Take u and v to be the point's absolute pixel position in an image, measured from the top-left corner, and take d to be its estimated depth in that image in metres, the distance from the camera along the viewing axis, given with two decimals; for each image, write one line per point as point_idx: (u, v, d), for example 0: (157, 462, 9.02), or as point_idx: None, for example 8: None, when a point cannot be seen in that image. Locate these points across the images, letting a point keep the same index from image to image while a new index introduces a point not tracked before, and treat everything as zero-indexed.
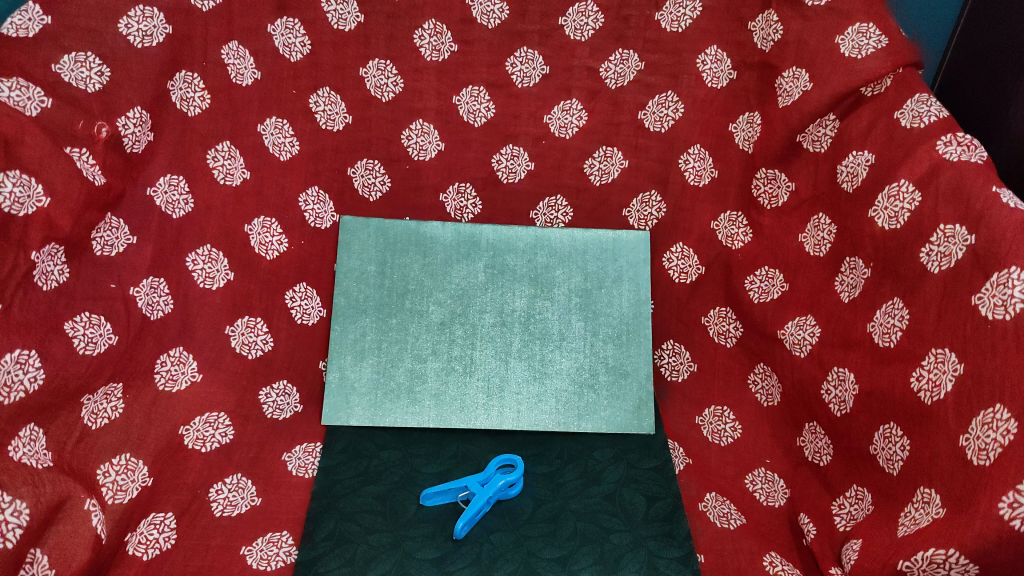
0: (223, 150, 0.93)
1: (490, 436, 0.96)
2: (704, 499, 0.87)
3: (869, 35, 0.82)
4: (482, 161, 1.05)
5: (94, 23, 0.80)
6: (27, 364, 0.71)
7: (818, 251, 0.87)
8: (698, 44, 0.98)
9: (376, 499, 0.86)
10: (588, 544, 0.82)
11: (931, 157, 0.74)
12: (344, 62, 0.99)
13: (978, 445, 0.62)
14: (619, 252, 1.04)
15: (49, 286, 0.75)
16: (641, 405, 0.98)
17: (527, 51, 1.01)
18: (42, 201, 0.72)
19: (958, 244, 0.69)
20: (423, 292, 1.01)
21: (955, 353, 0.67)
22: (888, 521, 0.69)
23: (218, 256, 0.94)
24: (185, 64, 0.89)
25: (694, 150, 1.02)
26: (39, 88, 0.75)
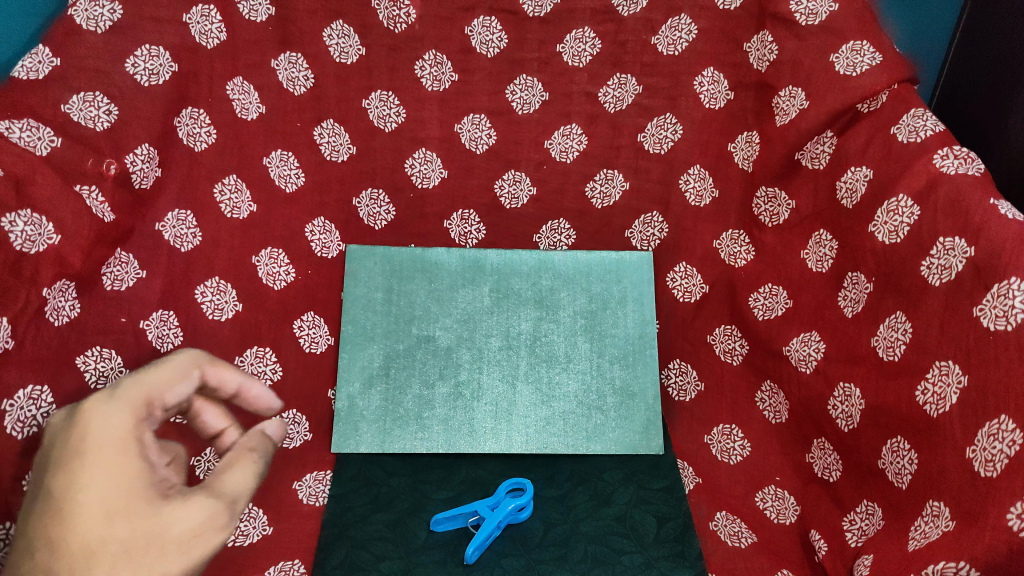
0: (230, 184, 0.94)
1: (500, 460, 0.97)
2: (715, 518, 0.87)
3: (863, 53, 0.83)
4: (484, 188, 1.07)
5: (103, 64, 0.81)
6: (41, 400, 0.70)
7: (821, 267, 0.87)
8: (694, 67, 1.00)
9: (388, 526, 0.86)
10: (600, 567, 0.83)
11: (928, 171, 0.74)
12: (347, 95, 1.01)
13: (985, 456, 0.62)
14: (622, 273, 1.05)
15: (61, 321, 0.74)
16: (649, 425, 0.99)
17: (526, 78, 1.03)
18: (52, 239, 0.73)
19: (958, 256, 0.69)
20: (429, 317, 1.02)
21: (959, 365, 0.67)
22: (899, 536, 0.69)
23: (226, 287, 0.93)
24: (191, 101, 0.89)
25: (694, 170, 1.02)
26: (49, 128, 0.75)
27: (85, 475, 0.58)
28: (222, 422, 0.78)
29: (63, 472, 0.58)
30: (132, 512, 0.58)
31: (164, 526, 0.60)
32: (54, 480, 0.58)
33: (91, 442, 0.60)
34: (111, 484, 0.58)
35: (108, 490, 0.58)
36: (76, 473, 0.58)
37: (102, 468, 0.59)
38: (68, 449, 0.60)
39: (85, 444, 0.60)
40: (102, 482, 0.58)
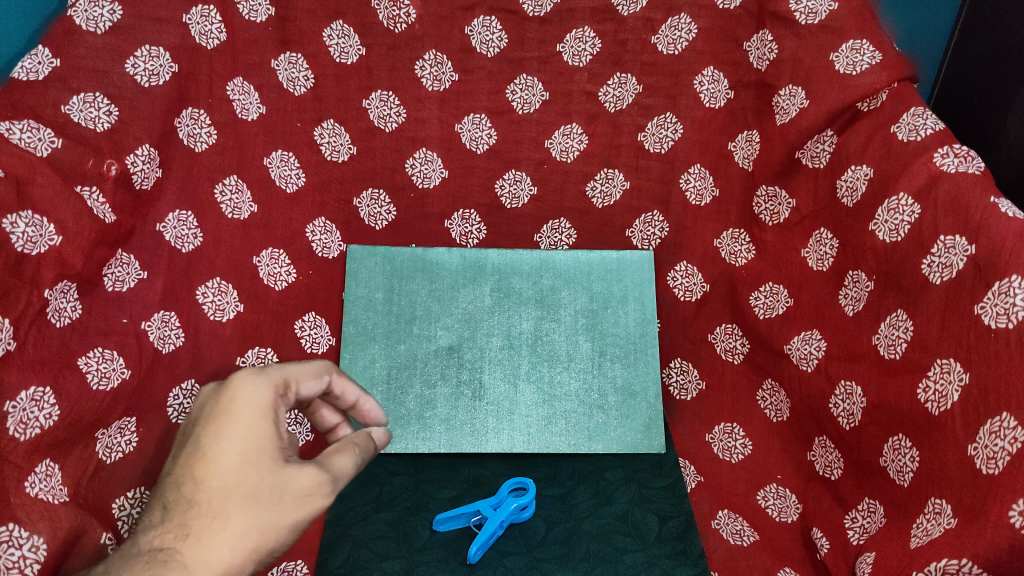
0: (231, 184, 0.93)
1: (501, 459, 0.97)
2: (717, 517, 0.88)
3: (863, 52, 0.84)
4: (485, 187, 1.07)
5: (102, 64, 0.80)
6: (42, 401, 0.69)
7: (821, 266, 0.87)
8: (694, 66, 1.00)
9: (390, 525, 0.87)
10: (602, 565, 0.84)
11: (929, 169, 0.75)
12: (348, 95, 1.01)
13: (987, 453, 0.62)
14: (623, 272, 1.05)
15: (62, 323, 0.73)
16: (650, 424, 0.98)
17: (526, 78, 1.04)
18: (54, 240, 0.72)
19: (958, 254, 0.69)
20: (430, 317, 1.02)
21: (960, 363, 0.67)
22: (901, 533, 0.69)
23: (226, 288, 0.92)
24: (191, 101, 0.88)
25: (694, 169, 1.03)
26: (50, 129, 0.75)
27: (219, 425, 0.57)
28: (338, 419, 0.71)
29: (209, 418, 0.57)
30: (264, 466, 0.56)
31: (293, 485, 0.57)
32: (205, 426, 0.57)
33: (241, 405, 0.57)
34: (242, 432, 0.57)
35: (244, 436, 0.56)
36: (227, 422, 0.57)
37: (246, 421, 0.57)
38: (205, 405, 0.59)
39: (231, 402, 0.57)
40: (238, 432, 0.56)
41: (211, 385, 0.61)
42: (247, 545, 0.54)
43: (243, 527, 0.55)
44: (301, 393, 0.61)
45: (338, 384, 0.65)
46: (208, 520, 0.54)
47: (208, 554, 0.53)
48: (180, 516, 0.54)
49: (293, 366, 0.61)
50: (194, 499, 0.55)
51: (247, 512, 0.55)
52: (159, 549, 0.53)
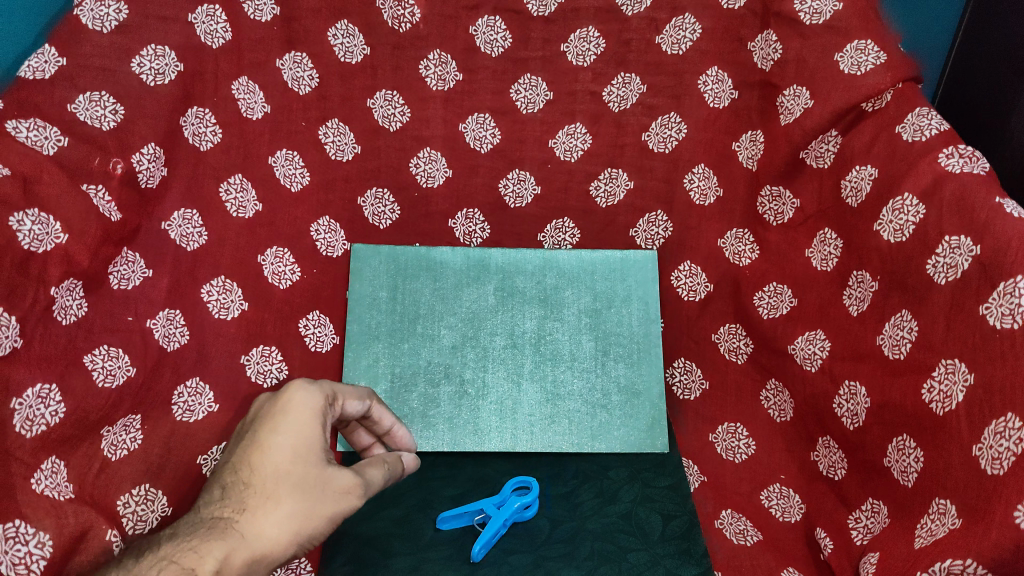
0: (235, 183, 0.93)
1: (505, 458, 0.97)
2: (720, 516, 0.89)
3: (868, 52, 0.84)
4: (489, 186, 1.07)
5: (108, 63, 0.81)
6: (49, 398, 0.70)
7: (825, 266, 0.87)
8: (699, 65, 1.00)
9: (394, 522, 0.87)
10: (606, 564, 0.85)
11: (934, 170, 0.75)
12: (352, 93, 1.02)
13: (992, 454, 0.62)
14: (627, 272, 1.05)
15: (69, 320, 0.74)
16: (654, 424, 0.98)
17: (530, 78, 1.04)
18: (60, 238, 0.72)
19: (964, 254, 0.69)
20: (434, 316, 1.02)
21: (965, 363, 0.67)
22: (905, 533, 0.69)
23: (232, 286, 0.92)
24: (197, 100, 0.89)
25: (698, 169, 1.03)
26: (56, 127, 0.75)
27: (274, 424, 0.66)
28: (371, 439, 0.83)
29: (267, 418, 0.67)
30: (308, 464, 0.65)
31: (332, 484, 0.65)
32: (262, 423, 0.67)
33: (294, 407, 0.67)
34: (292, 432, 0.66)
35: (293, 435, 0.66)
36: (282, 421, 0.67)
37: (298, 422, 0.67)
38: (265, 408, 0.69)
39: (287, 405, 0.67)
40: (289, 433, 0.66)
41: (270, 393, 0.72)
42: (288, 529, 0.63)
43: (285, 513, 0.63)
44: (346, 410, 0.73)
45: (376, 411, 0.78)
46: (256, 503, 0.64)
47: (256, 530, 0.63)
48: (235, 496, 0.64)
49: (347, 388, 0.73)
50: (249, 482, 0.65)
51: (292, 498, 0.64)
52: (218, 519, 0.63)
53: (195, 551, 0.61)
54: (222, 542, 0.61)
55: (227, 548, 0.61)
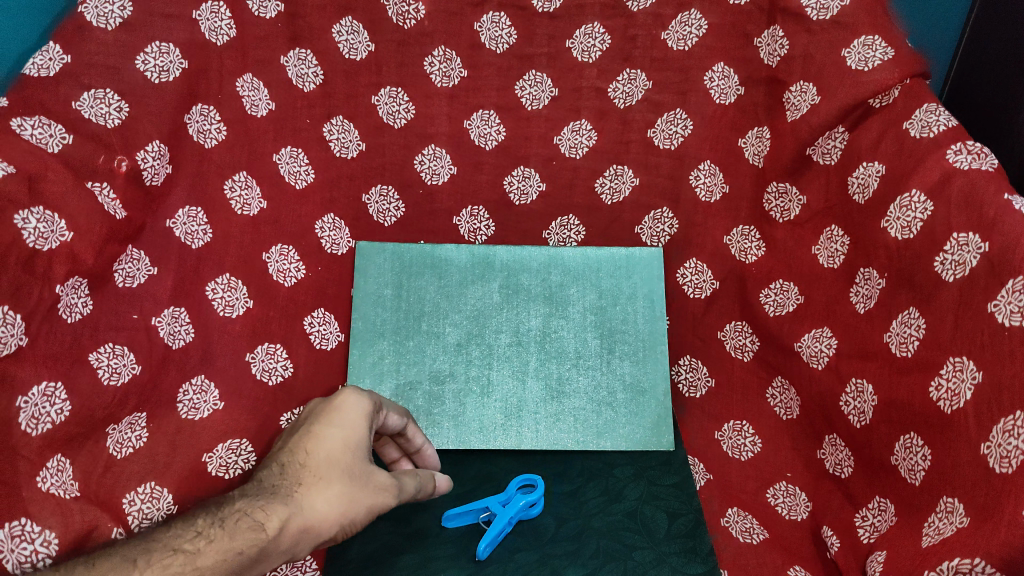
0: (241, 180, 0.93)
1: (510, 456, 0.97)
2: (726, 515, 0.88)
3: (875, 48, 0.83)
4: (494, 184, 1.07)
5: (112, 60, 0.80)
6: (54, 396, 0.70)
7: (832, 263, 0.87)
8: (705, 61, 0.99)
9: (399, 520, 0.87)
10: (611, 562, 0.85)
11: (942, 166, 0.74)
12: (357, 90, 1.02)
13: (1001, 452, 0.62)
14: (633, 269, 1.04)
15: (74, 318, 0.74)
16: (659, 422, 0.98)
17: (536, 74, 1.04)
18: (65, 236, 0.72)
19: (972, 251, 0.69)
20: (439, 314, 1.02)
21: (973, 361, 0.67)
22: (912, 532, 0.69)
23: (237, 284, 0.91)
24: (201, 97, 0.88)
25: (704, 166, 1.02)
26: (61, 126, 0.75)
27: (329, 416, 0.67)
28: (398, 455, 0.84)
29: (322, 410, 0.68)
30: (359, 455, 0.66)
31: (377, 478, 0.66)
32: (318, 414, 0.68)
33: (349, 404, 0.68)
34: (345, 424, 0.67)
35: (348, 426, 0.67)
36: (338, 414, 0.67)
37: (352, 418, 0.68)
38: (317, 406, 0.70)
39: (341, 402, 0.68)
40: (344, 424, 0.67)
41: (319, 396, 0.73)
42: (337, 509, 0.63)
43: (335, 495, 0.63)
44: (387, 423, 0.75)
45: (410, 429, 0.80)
46: (310, 481, 0.64)
47: (308, 506, 0.63)
48: (290, 472, 0.64)
49: (391, 403, 0.75)
50: (303, 463, 0.65)
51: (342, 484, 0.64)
52: (273, 488, 0.64)
53: (255, 515, 0.61)
54: (280, 508, 0.61)
55: (283, 516, 0.61)
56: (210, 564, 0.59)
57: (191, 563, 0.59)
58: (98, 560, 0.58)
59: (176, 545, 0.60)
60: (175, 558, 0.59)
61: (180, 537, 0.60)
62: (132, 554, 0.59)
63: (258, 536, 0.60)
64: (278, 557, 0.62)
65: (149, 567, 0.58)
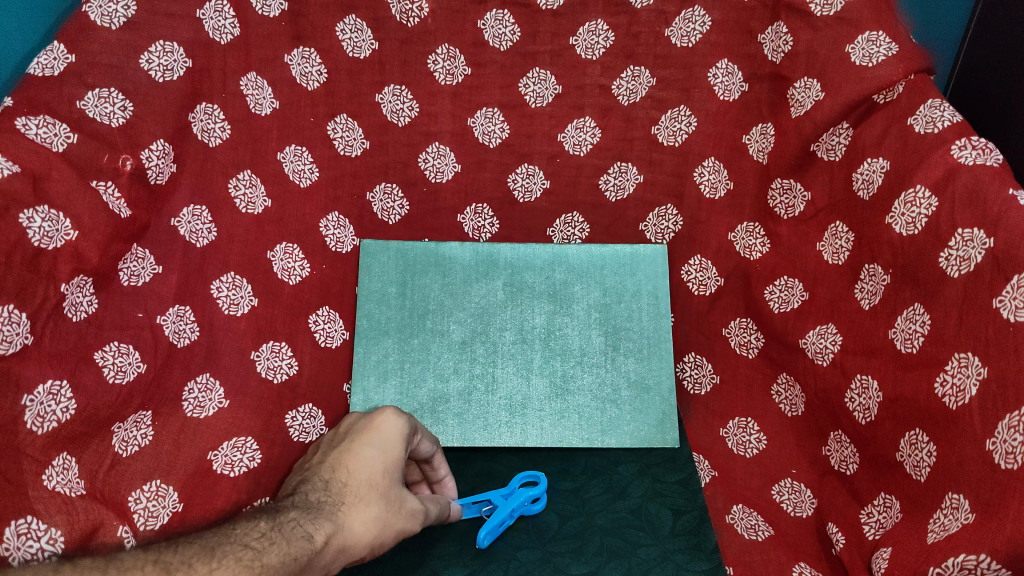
0: (245, 178, 0.93)
1: (514, 453, 0.97)
2: (731, 512, 0.88)
3: (879, 43, 0.83)
4: (498, 181, 1.07)
5: (116, 59, 0.80)
6: (60, 395, 0.70)
7: (837, 259, 0.87)
8: (709, 58, 0.99)
9: None
10: (616, 560, 0.85)
11: (947, 162, 0.74)
12: (361, 89, 1.02)
13: (1006, 448, 0.62)
14: (637, 266, 1.04)
15: (79, 317, 0.74)
16: (663, 419, 0.97)
17: (539, 71, 1.03)
18: (70, 235, 0.72)
19: (977, 247, 0.69)
20: (443, 312, 1.03)
21: (978, 357, 0.66)
22: (918, 528, 0.69)
23: (241, 282, 0.92)
24: (205, 96, 0.89)
25: (708, 162, 1.02)
26: (65, 124, 0.75)
27: (369, 438, 0.71)
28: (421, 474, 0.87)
29: (362, 432, 0.72)
30: (394, 479, 0.69)
31: (407, 502, 0.70)
32: (358, 437, 0.72)
33: (387, 429, 0.72)
34: (385, 447, 0.70)
35: (386, 449, 0.70)
36: (377, 436, 0.71)
37: (388, 441, 0.71)
38: (354, 428, 0.74)
39: (380, 426, 0.72)
40: (382, 448, 0.70)
41: (359, 417, 0.76)
42: (371, 530, 0.66)
43: (371, 515, 0.66)
44: (419, 448, 0.78)
45: (436, 457, 0.83)
46: (351, 500, 0.66)
47: (349, 525, 0.65)
48: (333, 489, 0.67)
49: (425, 431, 0.78)
50: (345, 482, 0.68)
51: (378, 505, 0.67)
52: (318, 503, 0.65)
53: (306, 526, 0.62)
54: (327, 523, 0.64)
55: (328, 531, 0.63)
56: (274, 564, 0.58)
57: (258, 559, 0.57)
58: (179, 546, 0.56)
59: (246, 541, 0.58)
60: (246, 552, 0.57)
61: (248, 535, 0.59)
62: (208, 544, 0.57)
63: (308, 546, 0.61)
64: (318, 570, 0.63)
65: (223, 558, 0.56)
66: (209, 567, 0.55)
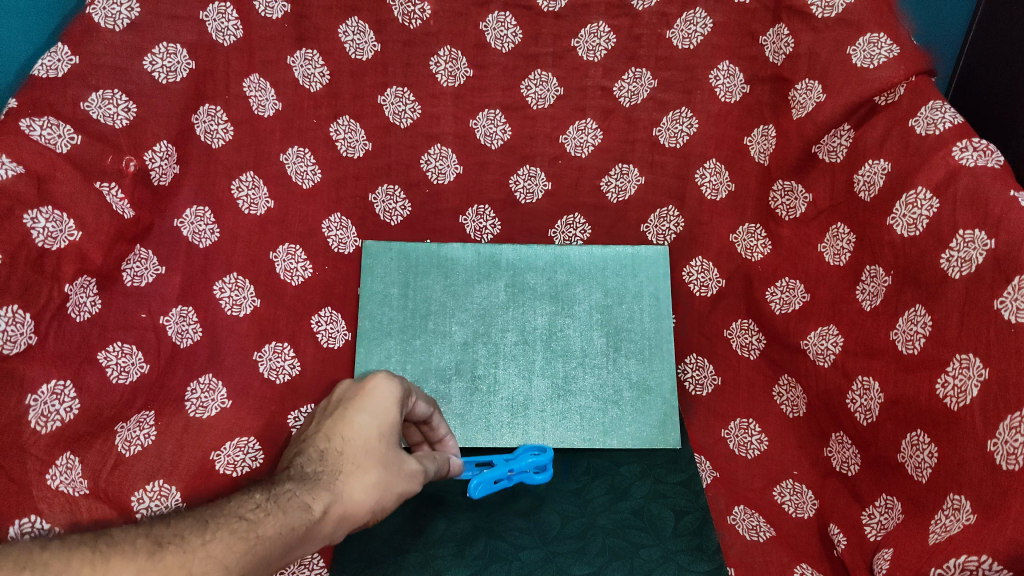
0: (247, 180, 0.93)
1: (516, 454, 0.97)
2: (733, 513, 0.88)
3: (880, 45, 0.83)
4: (500, 183, 1.07)
5: (120, 61, 0.80)
6: (64, 395, 0.70)
7: (838, 261, 0.87)
8: (710, 60, 0.99)
9: (406, 519, 0.88)
10: (618, 560, 0.86)
11: (947, 163, 0.74)
12: (363, 91, 1.02)
13: (1007, 449, 0.62)
14: (638, 268, 1.05)
15: (83, 317, 0.74)
16: (664, 420, 0.98)
17: (541, 73, 1.04)
18: (74, 235, 0.73)
19: (978, 248, 0.69)
20: (445, 313, 1.03)
21: (979, 358, 0.67)
22: (919, 529, 0.69)
23: (244, 283, 0.92)
24: (208, 98, 0.89)
25: (709, 164, 1.03)
26: (69, 125, 0.74)
27: (361, 403, 0.65)
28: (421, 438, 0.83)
29: (354, 397, 0.66)
30: (391, 443, 0.64)
31: (406, 464, 0.65)
32: (351, 402, 0.65)
33: (380, 392, 0.66)
34: (379, 410, 0.64)
35: (381, 413, 0.64)
36: (370, 399, 0.65)
37: (383, 404, 0.65)
38: (345, 392, 0.67)
39: (373, 390, 0.66)
40: (377, 412, 0.64)
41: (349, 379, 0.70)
42: (373, 497, 0.61)
43: (372, 482, 0.61)
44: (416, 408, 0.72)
45: (435, 417, 0.78)
46: (349, 468, 0.61)
47: (349, 493, 0.60)
48: (328, 458, 0.61)
49: (419, 391, 0.73)
50: (341, 451, 0.62)
51: (378, 471, 0.62)
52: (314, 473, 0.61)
53: (302, 497, 0.57)
54: (325, 492, 0.58)
55: (327, 501, 0.58)
56: (270, 535, 0.53)
57: (253, 530, 0.53)
58: (172, 519, 0.53)
59: (241, 512, 0.55)
60: (240, 524, 0.54)
61: (242, 507, 0.55)
62: (202, 516, 0.54)
63: (305, 517, 0.56)
64: (318, 542, 0.58)
65: (217, 529, 0.53)
66: (201, 538, 0.51)
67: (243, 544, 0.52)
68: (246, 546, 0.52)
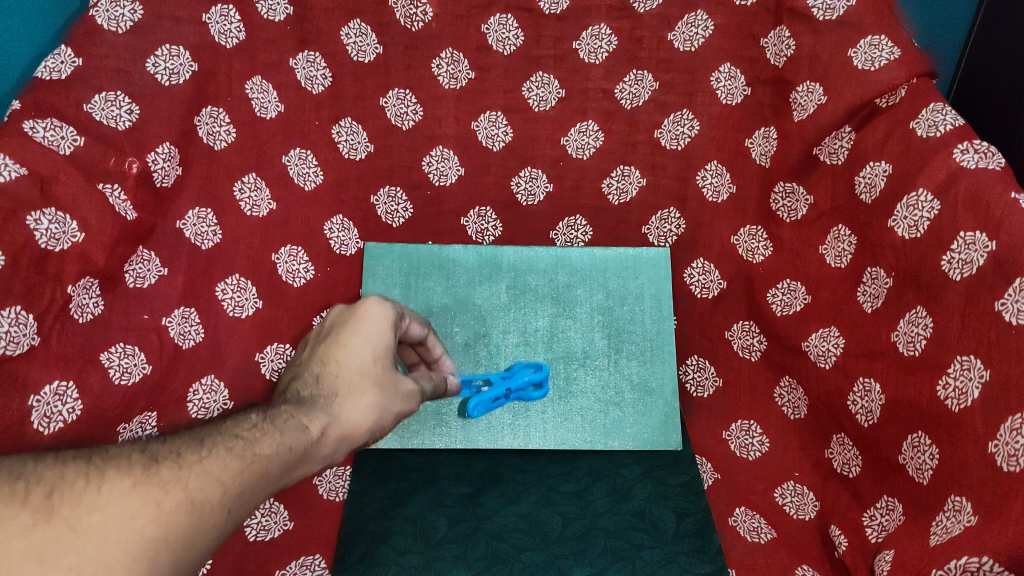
0: (250, 181, 0.93)
1: (518, 456, 0.97)
2: (734, 514, 0.89)
3: (881, 48, 0.83)
4: (502, 185, 1.08)
5: (123, 64, 0.81)
6: (67, 395, 0.71)
7: (839, 263, 0.87)
8: (711, 62, 0.99)
9: (408, 522, 0.88)
10: (620, 562, 0.86)
11: (948, 165, 0.74)
12: (365, 93, 1.02)
13: (1008, 450, 0.62)
14: (639, 269, 1.05)
15: (85, 319, 0.75)
16: (666, 422, 0.99)
17: (543, 75, 1.04)
18: (77, 236, 0.73)
19: (978, 250, 0.69)
20: (447, 314, 1.03)
21: (980, 359, 0.67)
22: (920, 531, 0.69)
23: (246, 285, 0.92)
24: (211, 100, 0.89)
25: (711, 166, 1.03)
26: (72, 126, 0.75)
27: (354, 327, 0.65)
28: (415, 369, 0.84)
29: (345, 323, 0.66)
30: (386, 366, 0.64)
31: (401, 386, 0.65)
32: (342, 329, 0.66)
33: (371, 315, 0.66)
34: (372, 334, 0.65)
35: (374, 338, 0.65)
36: (362, 325, 0.66)
37: (375, 328, 0.66)
38: (337, 320, 0.68)
39: (364, 314, 0.66)
40: (370, 338, 0.64)
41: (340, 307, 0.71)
42: (369, 418, 0.61)
43: (367, 403, 0.61)
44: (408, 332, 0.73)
45: (429, 338, 0.79)
46: (345, 391, 0.61)
47: (346, 414, 0.60)
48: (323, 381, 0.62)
49: (411, 313, 0.73)
50: (335, 374, 0.62)
51: (373, 393, 0.62)
52: (311, 396, 0.61)
53: (298, 418, 0.57)
54: (322, 413, 0.59)
55: (324, 421, 0.58)
56: (268, 454, 0.53)
57: (251, 448, 0.53)
58: (167, 438, 0.52)
59: (237, 432, 0.54)
60: (237, 443, 0.53)
61: (238, 428, 0.55)
62: (197, 436, 0.53)
63: (303, 437, 0.56)
64: (317, 464, 0.58)
65: (213, 448, 0.52)
66: (198, 455, 0.50)
67: (241, 460, 0.51)
68: (244, 463, 0.51)
